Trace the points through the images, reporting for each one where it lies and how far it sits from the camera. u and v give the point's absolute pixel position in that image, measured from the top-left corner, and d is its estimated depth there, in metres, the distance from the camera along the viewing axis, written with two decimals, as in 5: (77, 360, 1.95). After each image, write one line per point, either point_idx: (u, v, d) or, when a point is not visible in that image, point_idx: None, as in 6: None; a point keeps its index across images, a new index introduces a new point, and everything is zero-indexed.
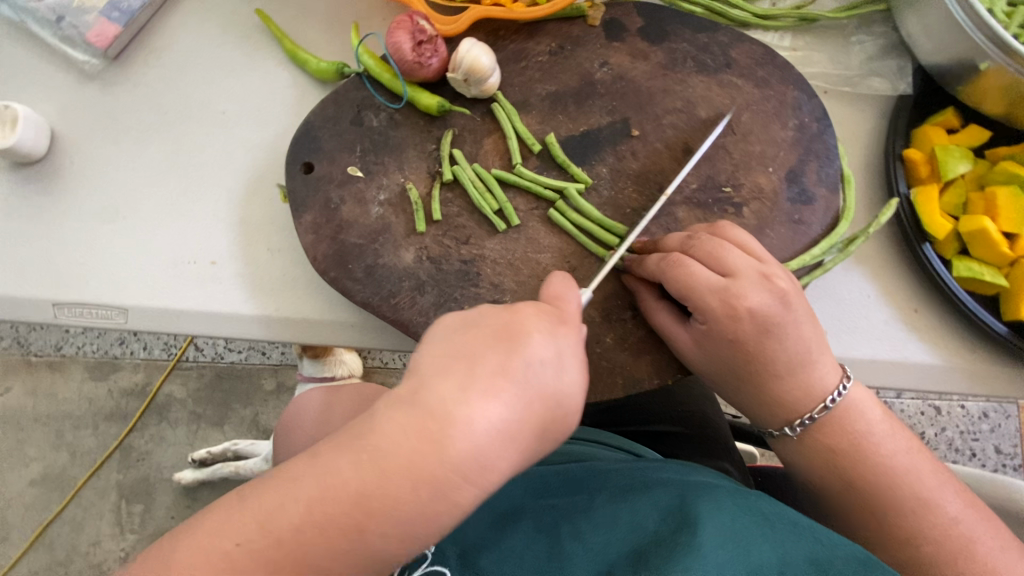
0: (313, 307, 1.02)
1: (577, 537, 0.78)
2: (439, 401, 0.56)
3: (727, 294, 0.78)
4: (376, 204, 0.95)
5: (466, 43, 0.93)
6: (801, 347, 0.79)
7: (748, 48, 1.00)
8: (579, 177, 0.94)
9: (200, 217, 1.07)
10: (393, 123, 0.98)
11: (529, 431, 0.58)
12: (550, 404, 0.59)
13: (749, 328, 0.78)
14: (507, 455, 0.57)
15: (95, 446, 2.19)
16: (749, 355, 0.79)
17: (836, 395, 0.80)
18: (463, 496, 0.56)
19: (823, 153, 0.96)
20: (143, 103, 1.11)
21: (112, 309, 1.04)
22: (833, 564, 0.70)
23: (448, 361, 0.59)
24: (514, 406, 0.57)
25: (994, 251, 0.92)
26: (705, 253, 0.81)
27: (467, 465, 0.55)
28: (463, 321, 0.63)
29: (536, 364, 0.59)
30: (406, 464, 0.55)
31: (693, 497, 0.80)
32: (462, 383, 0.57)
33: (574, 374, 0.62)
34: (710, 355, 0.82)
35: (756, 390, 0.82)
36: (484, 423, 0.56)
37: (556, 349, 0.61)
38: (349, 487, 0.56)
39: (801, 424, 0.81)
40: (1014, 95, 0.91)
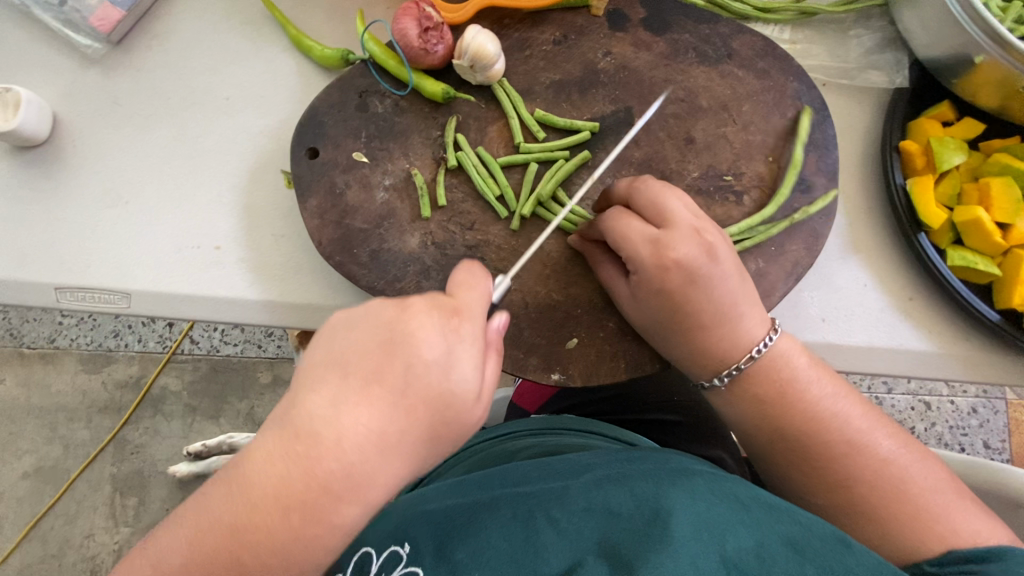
0: (318, 292, 1.03)
1: (552, 526, 0.78)
2: (306, 419, 0.55)
3: (659, 244, 0.80)
4: (381, 189, 0.96)
5: (471, 30, 0.93)
6: (728, 299, 0.80)
7: (749, 40, 1.01)
8: (583, 126, 0.97)
9: (204, 202, 1.07)
10: (398, 109, 0.99)
11: (410, 437, 0.57)
12: (436, 406, 0.57)
13: (679, 279, 0.79)
14: (385, 465, 0.56)
15: (88, 439, 2.18)
16: (680, 304, 0.80)
17: (763, 344, 0.81)
18: (343, 513, 0.56)
19: (822, 143, 0.97)
20: (146, 88, 1.11)
21: (116, 293, 1.04)
22: (810, 546, 0.71)
23: (322, 372, 0.57)
24: (388, 415, 0.56)
25: (987, 240, 0.94)
26: (645, 204, 0.82)
27: (340, 482, 0.55)
28: (346, 325, 0.60)
29: (418, 366, 0.57)
30: (279, 483, 0.55)
31: (671, 486, 0.79)
32: (333, 397, 0.56)
33: (468, 370, 0.59)
34: (643, 305, 0.84)
35: (689, 340, 0.83)
36: (351, 437, 0.55)
37: (446, 346, 0.58)
38: (223, 520, 0.56)
39: (729, 374, 0.82)
40: (1007, 88, 0.93)
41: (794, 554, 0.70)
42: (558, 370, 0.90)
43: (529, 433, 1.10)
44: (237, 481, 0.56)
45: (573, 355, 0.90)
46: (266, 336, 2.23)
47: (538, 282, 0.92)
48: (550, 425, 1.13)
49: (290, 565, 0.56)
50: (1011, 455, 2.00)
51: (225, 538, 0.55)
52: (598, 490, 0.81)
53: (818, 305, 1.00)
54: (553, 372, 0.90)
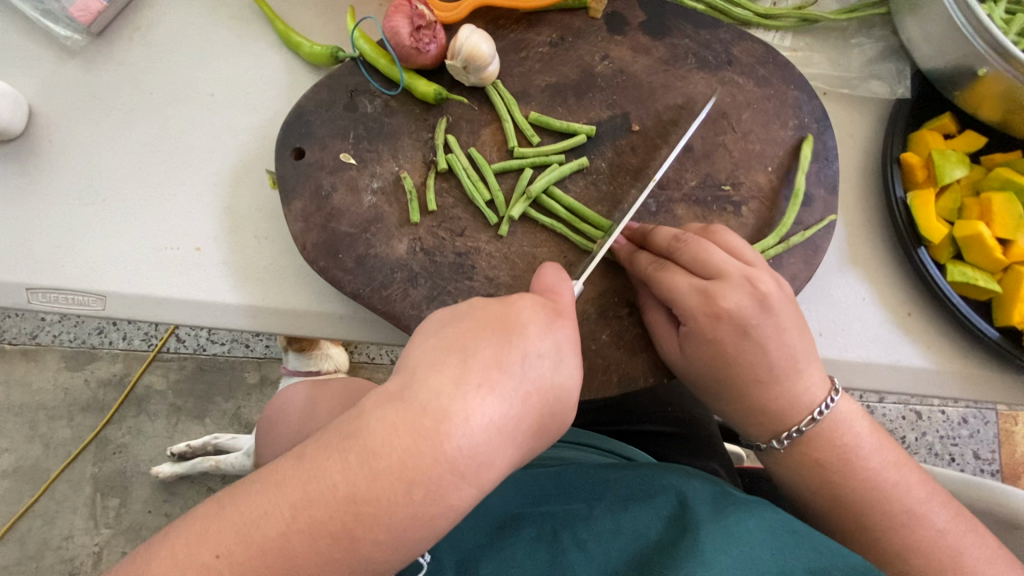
0: (302, 296, 1.00)
1: (578, 548, 0.76)
2: (432, 394, 0.52)
3: (708, 295, 0.75)
4: (368, 193, 0.92)
5: (465, 30, 0.90)
6: (785, 354, 0.76)
7: (750, 46, 0.99)
8: (580, 129, 0.94)
9: (184, 202, 1.03)
10: (388, 110, 0.96)
11: (527, 429, 0.54)
12: (548, 399, 0.56)
13: (728, 331, 0.75)
14: (506, 452, 0.53)
15: (69, 438, 2.12)
16: (728, 359, 0.76)
17: (824, 406, 0.78)
18: (460, 496, 0.51)
19: (822, 154, 0.95)
20: (126, 82, 1.07)
21: (90, 295, 1.00)
22: (829, 571, 0.67)
23: (438, 356, 0.55)
24: (511, 401, 0.52)
25: (988, 256, 0.92)
26: (690, 256, 0.79)
27: (462, 461, 0.51)
28: (457, 318, 0.59)
29: (534, 356, 0.55)
30: (396, 457, 0.50)
31: (693, 504, 0.78)
32: (456, 376, 0.53)
33: (576, 367, 0.59)
34: (691, 357, 0.79)
35: (740, 396, 0.79)
36: (478, 421, 0.51)
37: (556, 342, 0.58)
38: (338, 490, 0.50)
39: (789, 436, 0.79)
40: (1009, 102, 0.91)
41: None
42: None
43: None
44: (354, 449, 0.50)
45: None
46: (254, 335, 2.18)
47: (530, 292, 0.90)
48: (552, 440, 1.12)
49: (398, 552, 0.51)
50: (1001, 466, 2.00)
51: (340, 509, 0.49)
52: (626, 512, 0.79)
53: (815, 320, 0.98)
54: None
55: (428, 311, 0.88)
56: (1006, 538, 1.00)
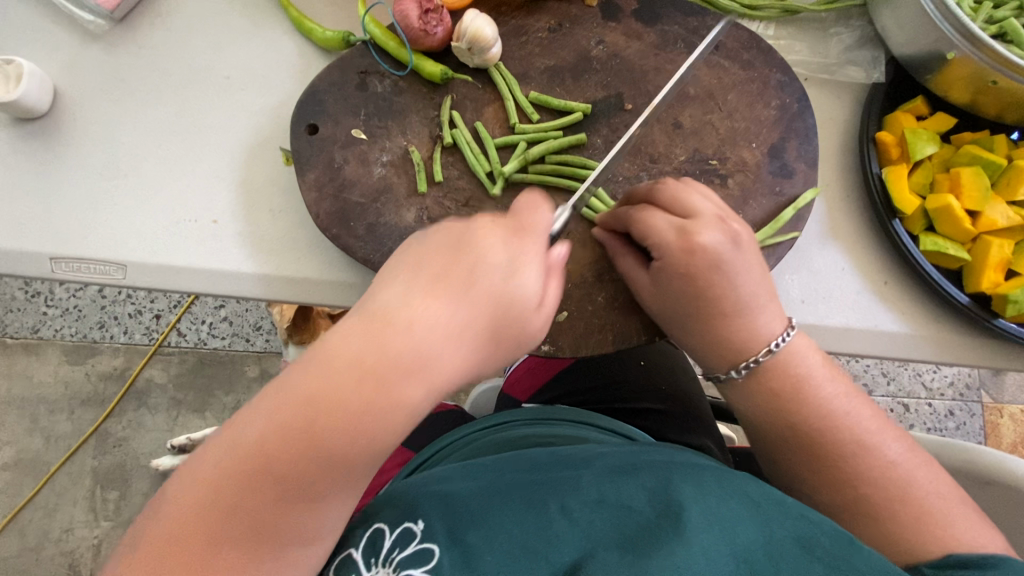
0: (314, 266, 1.05)
1: (564, 515, 0.80)
2: (383, 306, 0.61)
3: (684, 231, 0.82)
4: (378, 165, 0.98)
5: (470, 14, 0.97)
6: (749, 290, 0.83)
7: (735, 33, 1.06)
8: (577, 106, 1.00)
9: (202, 177, 1.09)
10: (397, 89, 1.02)
11: (477, 330, 0.63)
12: (501, 305, 0.64)
13: (701, 263, 0.81)
14: (528, 281, 0.66)
15: (70, 431, 2.15)
16: (703, 290, 0.82)
17: (781, 339, 0.83)
18: (411, 392, 0.60)
19: (803, 131, 1.02)
20: (146, 65, 1.13)
21: (111, 264, 1.05)
22: (816, 544, 0.74)
23: (396, 271, 0.65)
24: (527, 248, 0.67)
25: (958, 226, 0.99)
26: (669, 197, 0.85)
27: (412, 359, 0.59)
28: (417, 239, 0.68)
29: (483, 268, 0.64)
30: (359, 363, 0.58)
31: (680, 480, 0.82)
32: (405, 289, 0.63)
33: (530, 277, 0.66)
34: (666, 291, 0.85)
35: (709, 329, 0.85)
36: (423, 323, 0.61)
37: (508, 256, 0.66)
38: (300, 392, 0.58)
39: (747, 366, 0.84)
40: (977, 83, 0.98)
41: (799, 552, 0.73)
42: (548, 342, 0.92)
43: (524, 423, 1.13)
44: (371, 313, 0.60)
45: (563, 328, 0.92)
46: (255, 329, 2.22)
47: None
48: (542, 415, 1.15)
49: (360, 444, 0.59)
50: None
51: (301, 408, 0.58)
52: (611, 482, 0.83)
53: (797, 288, 1.04)
54: (542, 343, 0.92)
55: None
56: (979, 495, 1.06)
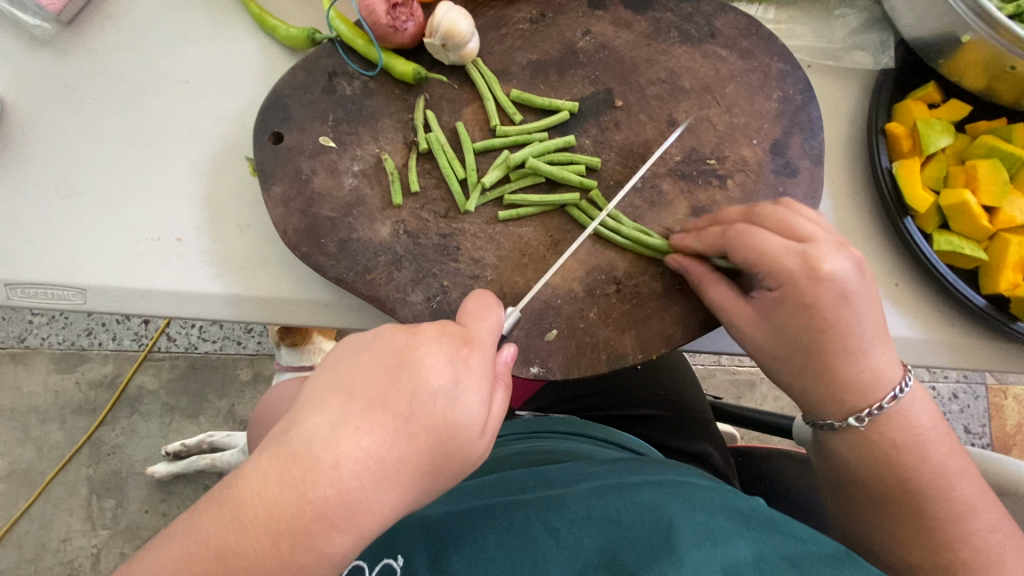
0: (283, 284, 0.98)
1: (550, 535, 0.73)
2: (305, 440, 0.51)
3: (806, 257, 0.72)
4: (349, 175, 0.91)
5: (442, 6, 0.88)
6: (874, 326, 0.73)
7: (733, 19, 0.98)
8: (562, 105, 0.92)
9: (163, 191, 1.01)
10: (367, 91, 0.94)
11: (410, 469, 0.53)
12: (438, 438, 0.54)
13: (827, 295, 0.71)
14: (469, 410, 0.55)
15: (62, 440, 2.10)
16: (829, 326, 0.72)
17: (902, 387, 0.74)
18: (336, 542, 0.51)
19: (807, 125, 0.94)
20: (98, 71, 1.05)
21: (69, 289, 0.97)
22: (805, 560, 0.67)
23: (325, 392, 0.54)
24: (462, 366, 0.56)
25: (975, 224, 0.92)
26: (775, 221, 0.76)
27: (336, 510, 0.50)
28: (358, 350, 0.57)
29: (424, 393, 0.54)
30: (280, 519, 0.49)
31: (668, 495, 0.77)
32: (333, 419, 0.52)
33: (475, 402, 0.56)
34: (780, 330, 0.76)
35: (829, 374, 0.74)
36: (348, 460, 0.50)
37: (453, 375, 0.55)
38: (210, 545, 0.50)
39: (869, 414, 0.74)
40: (994, 69, 0.91)
41: (790, 569, 0.66)
42: (536, 363, 0.86)
43: (515, 438, 1.05)
44: (285, 448, 0.51)
45: (552, 348, 0.86)
46: (247, 332, 2.16)
47: (516, 272, 0.88)
48: (534, 428, 1.06)
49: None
50: (991, 440, 2.00)
51: (211, 565, 0.49)
52: (599, 499, 0.77)
53: None
54: (531, 364, 0.86)
55: (413, 294, 0.87)
56: None
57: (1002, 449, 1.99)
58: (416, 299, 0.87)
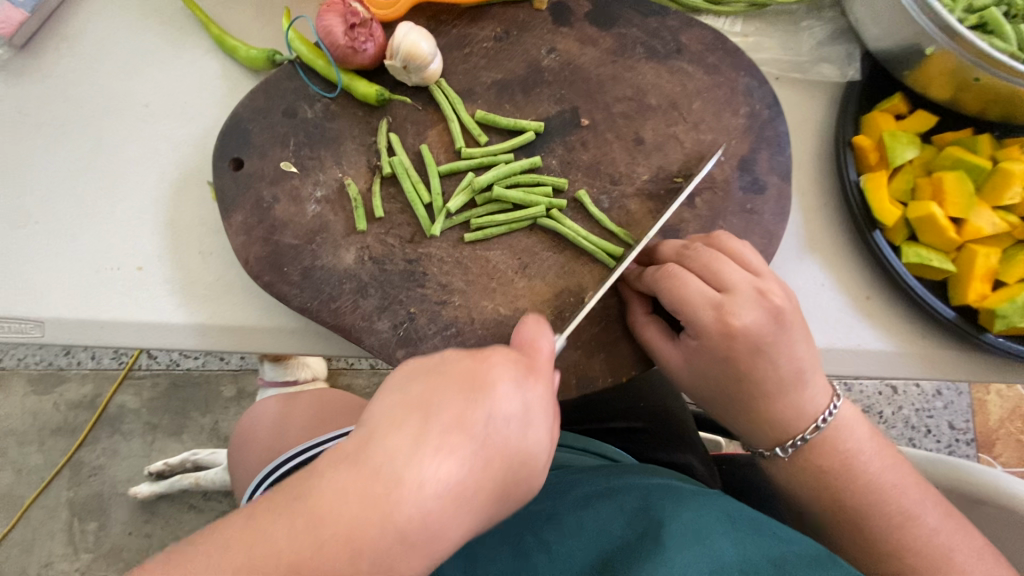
0: (249, 312, 0.96)
1: (542, 547, 0.74)
2: (386, 458, 0.49)
3: (721, 308, 0.74)
4: (312, 202, 0.89)
5: (402, 28, 0.87)
6: (795, 368, 0.74)
7: (699, 33, 0.97)
8: (527, 125, 0.91)
9: (123, 219, 0.99)
10: (329, 114, 0.92)
11: (485, 494, 0.51)
12: (510, 466, 0.53)
13: (743, 346, 0.73)
14: (537, 437, 0.55)
15: (41, 463, 2.05)
16: (746, 374, 0.74)
17: (827, 416, 0.76)
18: (410, 565, 0.49)
19: (774, 140, 0.94)
20: (55, 96, 1.02)
21: (27, 322, 0.94)
22: (789, 560, 0.66)
23: (403, 412, 0.51)
24: (534, 391, 0.56)
25: (942, 237, 0.92)
26: (702, 267, 0.78)
27: (413, 527, 0.48)
28: (426, 374, 0.55)
29: (500, 419, 0.53)
30: (357, 534, 0.47)
31: (655, 499, 0.76)
32: (414, 436, 0.50)
33: (541, 429, 0.56)
34: (700, 374, 0.78)
35: (750, 413, 0.77)
36: (429, 481, 0.49)
37: (523, 403, 0.54)
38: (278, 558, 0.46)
39: (794, 444, 0.76)
40: (958, 80, 0.91)
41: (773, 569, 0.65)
42: None
43: None
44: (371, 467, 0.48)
45: None
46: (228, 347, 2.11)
47: (484, 297, 0.87)
48: None
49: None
50: (975, 435, 2.01)
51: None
52: (588, 508, 0.78)
53: None
54: None
55: (379, 321, 0.86)
56: (970, 514, 1.01)
57: (986, 444, 2.00)
58: (383, 327, 0.85)
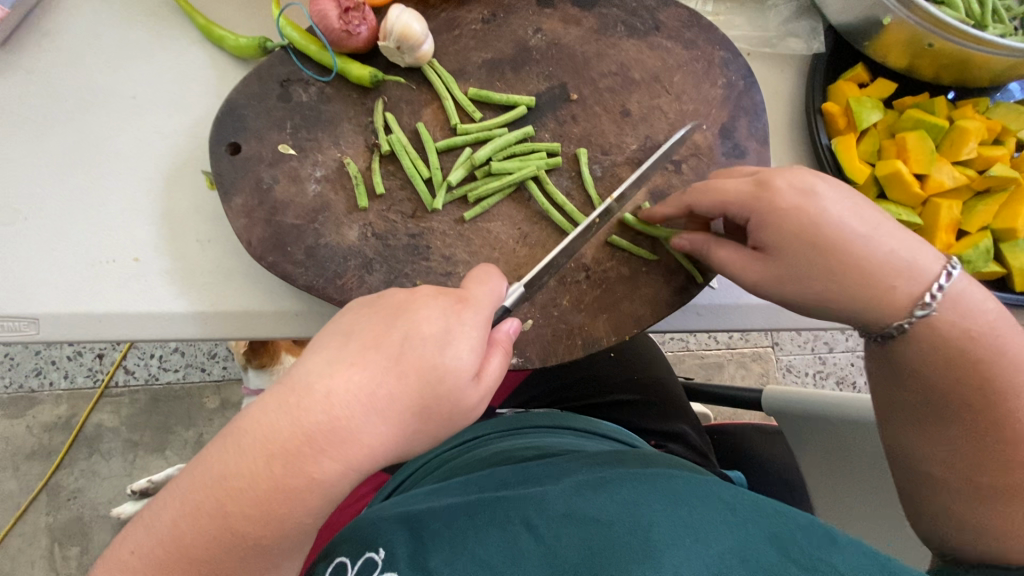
0: (251, 297, 0.96)
1: (530, 533, 0.66)
2: (303, 375, 0.54)
3: (756, 180, 0.77)
4: (312, 182, 0.91)
5: (395, 9, 0.89)
6: (859, 222, 0.73)
7: (675, 11, 1.02)
8: (520, 100, 0.95)
9: (116, 211, 0.98)
10: (324, 97, 0.94)
11: (400, 407, 0.55)
12: (428, 381, 0.56)
13: (794, 195, 0.73)
14: (460, 355, 0.58)
15: (17, 489, 1.97)
16: (827, 238, 0.72)
17: (936, 287, 0.71)
18: (325, 469, 0.53)
19: (751, 108, 0.99)
20: (37, 92, 1.00)
21: (21, 319, 0.92)
22: (794, 542, 0.63)
23: (328, 338, 0.58)
24: (450, 316, 0.59)
25: (908, 192, 0.98)
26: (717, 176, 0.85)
27: (326, 435, 0.53)
28: (359, 306, 0.62)
29: (417, 339, 0.57)
30: (276, 443, 0.52)
31: (648, 490, 0.70)
32: (331, 357, 0.55)
33: (464, 351, 0.58)
34: (783, 246, 0.74)
35: (858, 280, 0.72)
36: (341, 392, 0.53)
37: (444, 324, 0.58)
38: (212, 475, 0.53)
39: (931, 298, 0.71)
40: (914, 47, 0.99)
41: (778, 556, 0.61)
42: (516, 354, 0.88)
43: (498, 435, 1.01)
44: (293, 387, 0.54)
45: (530, 338, 0.88)
46: (210, 357, 2.06)
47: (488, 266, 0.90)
48: (518, 424, 1.04)
49: (274, 527, 0.53)
50: None
51: (213, 490, 0.53)
52: (580, 495, 0.70)
53: None
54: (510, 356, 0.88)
55: None
56: None
57: None
58: None
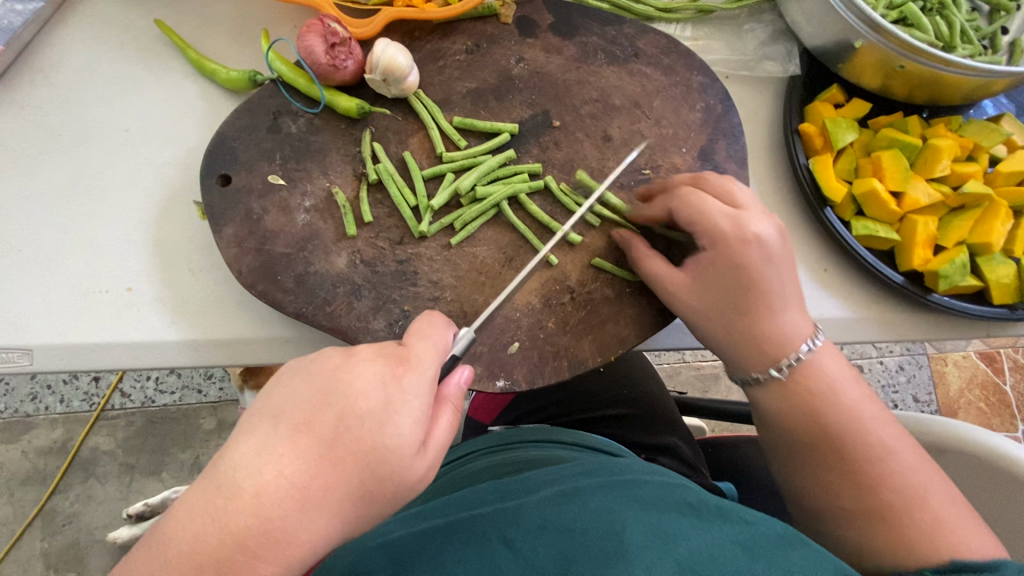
0: (243, 324, 0.98)
1: (507, 549, 0.63)
2: (230, 469, 0.54)
3: (738, 220, 0.82)
4: (301, 212, 0.93)
5: (380, 43, 0.92)
6: (781, 285, 0.83)
7: (653, 38, 1.05)
8: (503, 127, 0.97)
9: (108, 243, 1.00)
10: (312, 128, 0.96)
11: (338, 493, 0.57)
12: (368, 462, 0.58)
13: (756, 253, 0.82)
14: (399, 430, 0.60)
15: (11, 515, 1.95)
16: (754, 286, 0.82)
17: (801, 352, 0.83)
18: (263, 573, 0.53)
19: (729, 131, 1.02)
20: (32, 127, 1.03)
21: (14, 350, 0.93)
22: (757, 543, 0.64)
23: (256, 419, 0.58)
24: (391, 387, 0.61)
25: (885, 209, 1.01)
26: (715, 194, 0.87)
27: (259, 541, 0.53)
28: (291, 373, 0.62)
29: (354, 417, 0.59)
30: (205, 554, 0.52)
31: (617, 495, 0.69)
32: (260, 445, 0.56)
33: (405, 425, 0.60)
34: (712, 283, 0.84)
35: (746, 326, 0.84)
36: (270, 488, 0.54)
37: (385, 397, 0.60)
38: None
39: (788, 363, 0.83)
40: (886, 69, 1.01)
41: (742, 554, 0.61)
42: (503, 376, 0.89)
43: (486, 453, 1.01)
44: (222, 486, 0.53)
45: (516, 361, 0.90)
46: (206, 379, 2.07)
47: (475, 291, 0.91)
48: (507, 439, 1.04)
49: None
50: (937, 405, 2.12)
51: None
52: (554, 504, 0.68)
53: None
54: (498, 378, 0.89)
55: (374, 321, 0.89)
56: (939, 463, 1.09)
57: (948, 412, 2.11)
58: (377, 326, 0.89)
